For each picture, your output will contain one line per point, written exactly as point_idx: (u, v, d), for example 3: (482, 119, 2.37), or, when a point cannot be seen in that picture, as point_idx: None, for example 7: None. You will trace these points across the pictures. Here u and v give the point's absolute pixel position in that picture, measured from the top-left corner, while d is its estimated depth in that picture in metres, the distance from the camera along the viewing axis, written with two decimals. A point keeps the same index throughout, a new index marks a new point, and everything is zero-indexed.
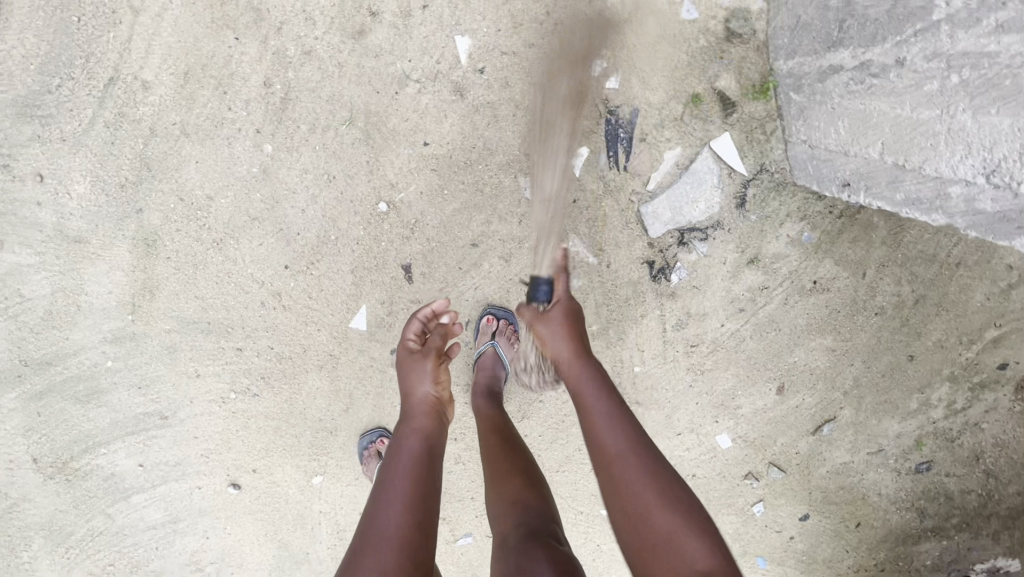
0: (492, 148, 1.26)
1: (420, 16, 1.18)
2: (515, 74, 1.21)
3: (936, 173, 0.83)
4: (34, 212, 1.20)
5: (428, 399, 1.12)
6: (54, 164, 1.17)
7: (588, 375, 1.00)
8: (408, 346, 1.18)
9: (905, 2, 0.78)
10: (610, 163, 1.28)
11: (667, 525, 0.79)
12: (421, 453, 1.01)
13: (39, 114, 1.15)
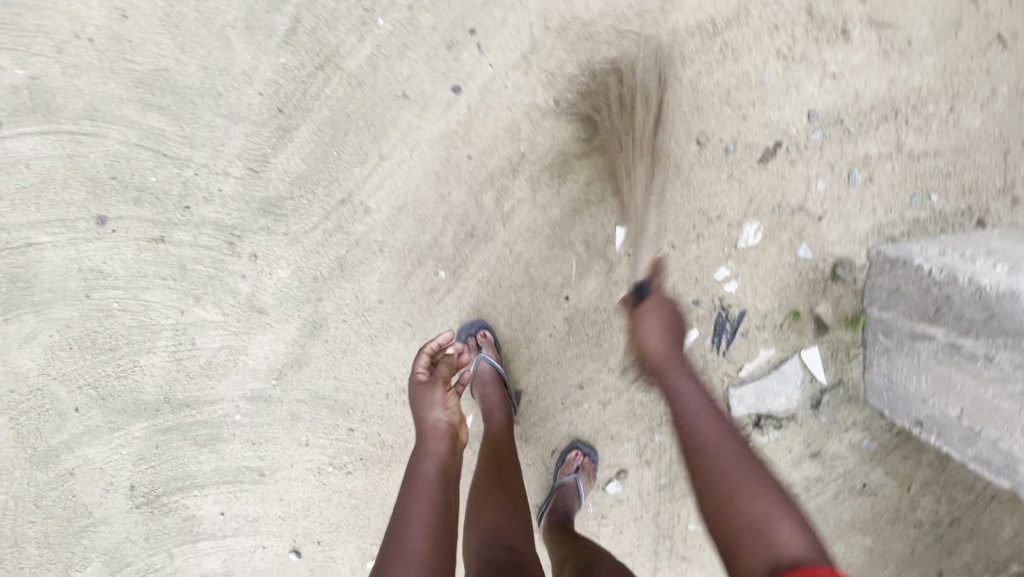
0: (620, 314, 1.49)
1: (595, 204, 1.40)
2: (655, 262, 1.44)
3: (1011, 451, 1.09)
4: (237, 282, 1.40)
5: (438, 425, 1.26)
6: (270, 250, 1.38)
7: (682, 370, 1.20)
8: (419, 376, 1.33)
9: (999, 321, 1.06)
10: (713, 347, 1.50)
11: (751, 495, 0.99)
12: (430, 482, 1.15)
13: (275, 212, 1.36)
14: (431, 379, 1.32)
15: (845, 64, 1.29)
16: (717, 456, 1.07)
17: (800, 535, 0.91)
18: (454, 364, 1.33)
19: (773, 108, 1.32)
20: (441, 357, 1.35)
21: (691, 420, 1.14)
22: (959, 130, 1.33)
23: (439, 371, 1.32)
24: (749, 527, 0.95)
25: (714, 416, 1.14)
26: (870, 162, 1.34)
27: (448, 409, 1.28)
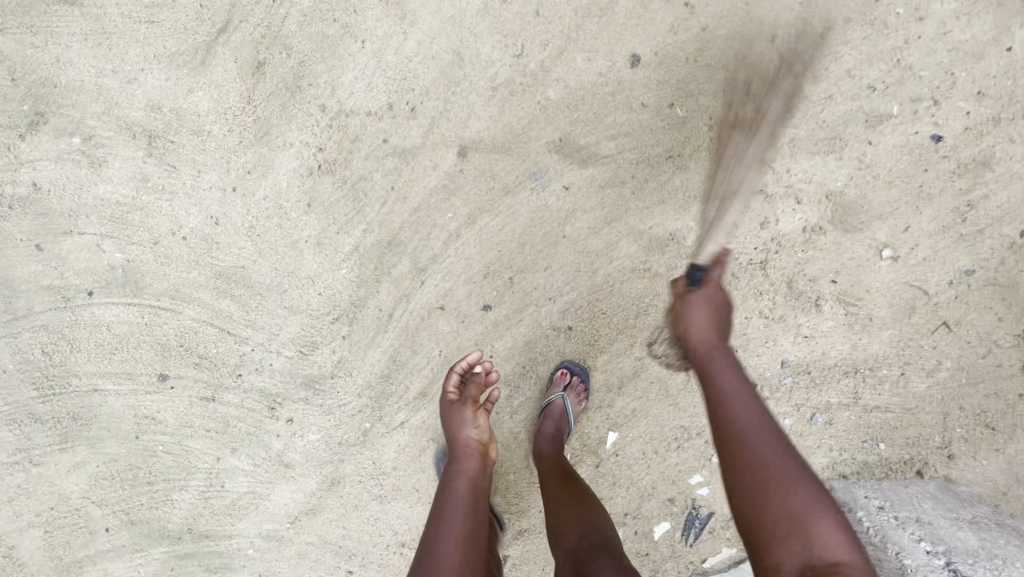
0: (604, 501, 1.64)
1: (591, 412, 1.60)
2: (639, 462, 1.62)
3: None
4: (271, 439, 1.58)
5: (470, 442, 1.28)
6: (305, 417, 1.57)
7: (726, 364, 1.06)
8: (450, 395, 1.36)
9: None
10: (682, 537, 1.64)
11: (784, 496, 0.84)
12: (461, 499, 1.18)
13: (316, 386, 1.55)
14: (461, 397, 1.34)
15: (815, 329, 1.53)
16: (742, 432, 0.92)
17: (844, 537, 0.79)
18: (484, 380, 1.35)
19: (753, 355, 1.55)
20: (471, 376, 1.37)
21: (722, 406, 0.97)
22: (907, 392, 1.56)
23: (468, 390, 1.35)
24: (788, 527, 0.81)
25: (743, 392, 0.98)
26: (830, 408, 1.57)
27: (480, 428, 1.30)
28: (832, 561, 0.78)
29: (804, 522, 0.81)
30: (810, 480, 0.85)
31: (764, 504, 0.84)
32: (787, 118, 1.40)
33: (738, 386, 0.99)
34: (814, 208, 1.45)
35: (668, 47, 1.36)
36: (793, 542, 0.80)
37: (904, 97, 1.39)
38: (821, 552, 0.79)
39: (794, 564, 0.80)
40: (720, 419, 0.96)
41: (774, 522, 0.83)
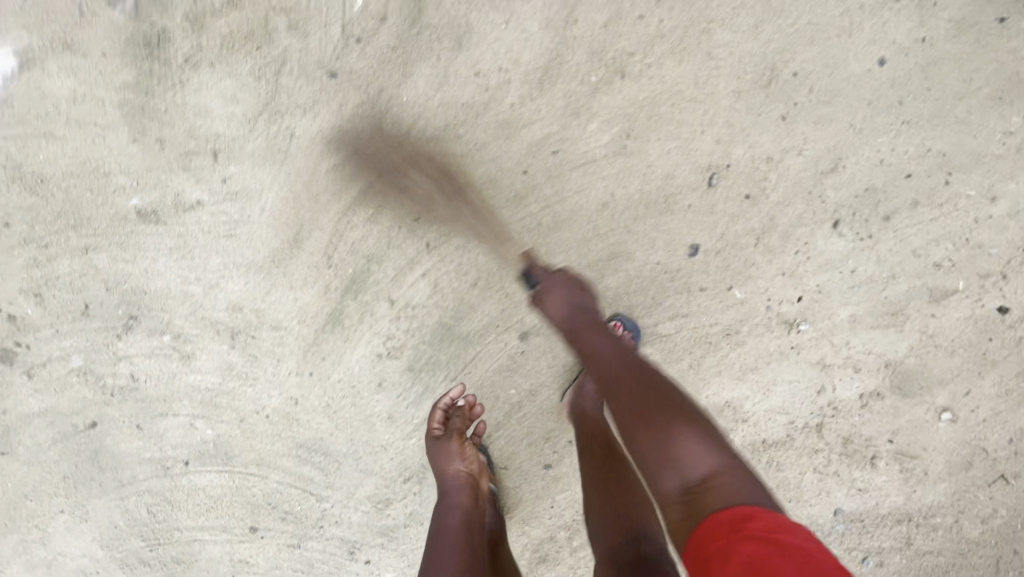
0: None
1: None
2: None
3: None
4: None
5: (459, 476, 1.35)
6: (382, 557, 1.65)
7: (596, 327, 1.17)
8: (434, 430, 1.41)
9: None
10: None
11: (667, 412, 0.93)
12: (456, 526, 1.23)
13: (392, 532, 1.64)
14: (446, 431, 1.40)
15: (870, 482, 1.57)
16: (619, 369, 1.06)
17: (706, 448, 0.88)
18: (468, 414, 1.42)
19: (809, 506, 1.58)
20: (455, 410, 1.42)
21: (594, 365, 1.10)
22: (960, 538, 1.60)
23: (454, 422, 1.40)
24: (659, 447, 0.89)
25: (608, 357, 1.11)
26: (884, 553, 1.62)
27: (466, 460, 1.37)
28: (704, 475, 0.86)
29: (689, 446, 0.89)
30: (657, 380, 1.01)
31: (635, 417, 0.95)
32: (847, 296, 1.41)
33: (626, 364, 1.07)
34: (872, 375, 1.48)
35: (728, 238, 1.37)
36: (665, 450, 0.89)
37: (971, 273, 1.39)
38: (695, 468, 0.87)
39: (677, 455, 0.88)
40: (602, 386, 1.06)
41: (657, 429, 0.91)
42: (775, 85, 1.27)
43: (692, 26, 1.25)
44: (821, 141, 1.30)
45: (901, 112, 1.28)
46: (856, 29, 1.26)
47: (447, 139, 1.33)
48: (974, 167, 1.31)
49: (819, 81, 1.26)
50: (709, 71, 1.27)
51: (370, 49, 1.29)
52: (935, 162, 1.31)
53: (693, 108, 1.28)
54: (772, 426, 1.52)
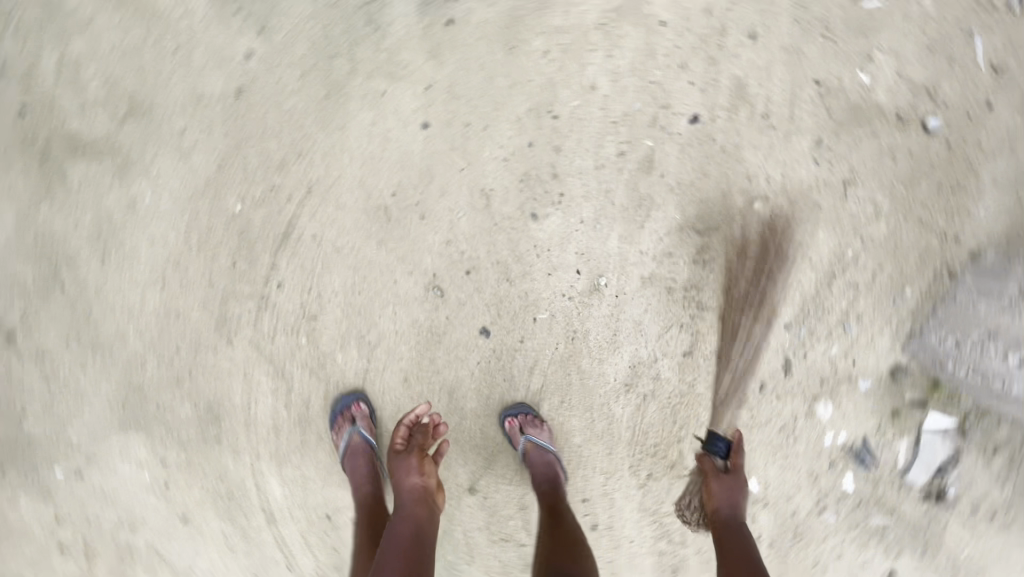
0: (796, 510, 1.85)
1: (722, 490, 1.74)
2: (785, 471, 1.81)
3: None
4: None
5: (418, 487, 1.36)
6: None
7: (739, 534, 1.45)
8: (398, 446, 1.43)
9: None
10: (865, 468, 1.84)
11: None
12: (406, 533, 1.23)
13: None
14: (409, 445, 1.43)
15: (778, 289, 1.65)
16: (740, 548, 1.41)
17: None
18: (431, 432, 1.44)
19: (764, 347, 1.68)
20: (418, 427, 1.46)
21: (723, 510, 1.52)
22: (881, 244, 1.63)
23: (416, 439, 1.44)
24: None
25: (733, 523, 1.48)
26: (849, 312, 1.68)
27: (425, 474, 1.39)
28: None
29: None
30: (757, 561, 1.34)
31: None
32: (603, 233, 1.53)
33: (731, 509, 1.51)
34: (683, 244, 1.57)
35: (491, 300, 1.51)
36: None
37: (646, 130, 1.50)
38: None
39: None
40: (718, 512, 1.52)
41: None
42: (395, 207, 1.42)
43: (306, 245, 1.40)
44: (459, 194, 1.44)
45: (476, 124, 1.42)
46: (390, 118, 1.38)
47: (277, 466, 1.49)
48: (558, 90, 1.45)
49: (410, 175, 1.41)
50: (351, 247, 1.42)
51: (177, 482, 1.47)
52: (534, 117, 1.44)
53: (373, 275, 1.45)
54: (676, 343, 1.63)
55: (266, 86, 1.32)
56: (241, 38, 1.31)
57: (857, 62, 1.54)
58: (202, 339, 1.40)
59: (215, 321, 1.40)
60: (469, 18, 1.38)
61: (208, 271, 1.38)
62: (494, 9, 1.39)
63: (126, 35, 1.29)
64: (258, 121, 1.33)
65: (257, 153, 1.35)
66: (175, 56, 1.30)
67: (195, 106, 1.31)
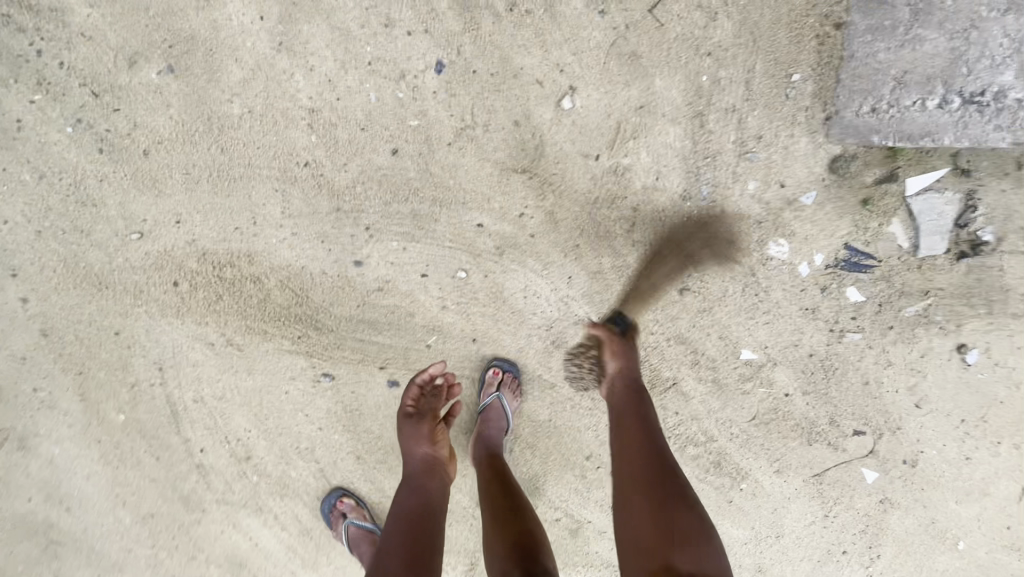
0: (814, 350, 1.65)
1: (713, 372, 1.63)
2: (778, 323, 1.60)
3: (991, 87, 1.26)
4: None
5: (427, 460, 1.33)
6: None
7: None
8: (409, 407, 1.38)
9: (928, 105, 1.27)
10: (866, 272, 1.57)
11: None
12: (416, 510, 1.20)
13: None
14: (419, 410, 1.38)
15: (651, 166, 1.39)
16: None
17: None
18: (445, 394, 1.41)
19: (673, 228, 1.45)
20: (430, 389, 1.40)
21: None
22: (733, 45, 1.31)
23: (428, 402, 1.40)
24: None
25: None
26: (743, 139, 1.38)
27: (434, 442, 1.35)
28: None
29: None
30: None
31: None
32: (435, 233, 1.38)
33: None
34: (518, 191, 1.38)
35: (379, 355, 1.47)
36: None
37: (399, 112, 1.29)
38: None
39: None
40: None
41: None
42: (238, 336, 1.40)
43: (197, 410, 1.45)
44: (280, 290, 1.38)
45: (244, 222, 1.32)
46: (171, 269, 1.33)
47: (313, 571, 1.61)
48: (289, 136, 1.28)
49: (225, 305, 1.38)
50: (230, 388, 1.45)
51: None
52: (289, 177, 1.30)
53: (266, 398, 1.47)
54: (580, 280, 1.48)
55: (58, 314, 1.33)
56: (9, 289, 1.31)
57: None
58: (183, 521, 1.55)
59: (182, 504, 1.53)
60: (159, 134, 1.24)
61: (146, 473, 1.49)
62: (170, 109, 1.22)
63: None
64: (78, 344, 1.36)
65: (101, 369, 1.39)
66: None
67: (26, 365, 1.37)
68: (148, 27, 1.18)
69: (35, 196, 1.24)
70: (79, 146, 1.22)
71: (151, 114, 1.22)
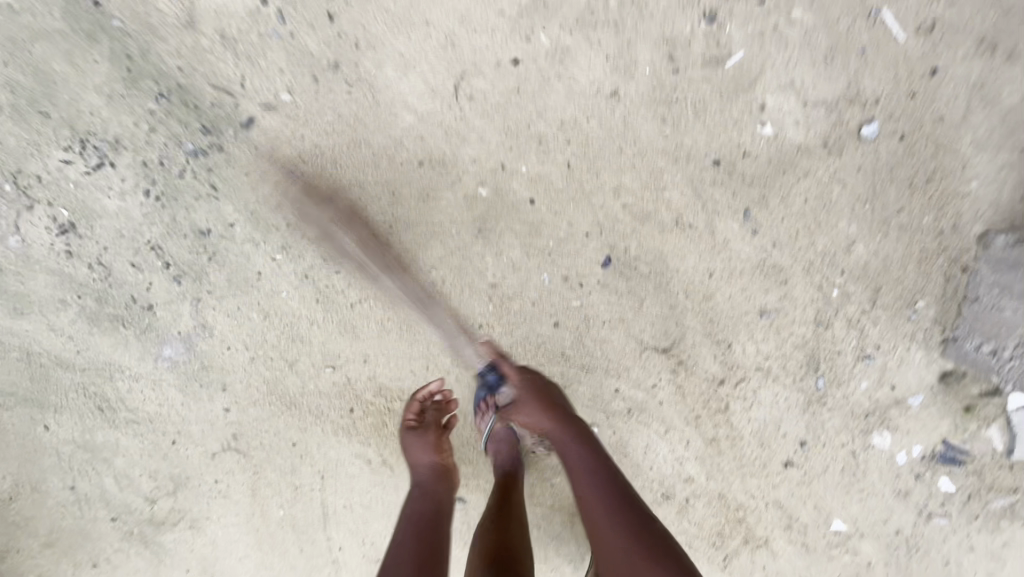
0: (903, 529, 1.74)
1: (802, 536, 1.75)
2: (870, 500, 1.72)
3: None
4: None
5: (433, 465, 1.44)
6: None
7: None
8: (409, 421, 1.47)
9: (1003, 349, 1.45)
10: (960, 466, 1.66)
11: None
12: (426, 509, 1.33)
13: None
14: (424, 423, 1.47)
15: (775, 357, 1.55)
16: None
17: None
18: (445, 407, 1.50)
19: (787, 409, 1.60)
20: (431, 404, 1.50)
21: None
22: (867, 270, 1.47)
23: (429, 415, 1.48)
24: None
25: None
26: (863, 345, 1.53)
27: (439, 451, 1.46)
28: None
29: None
30: None
31: None
32: (577, 391, 1.57)
33: None
34: (655, 365, 1.55)
35: None
36: None
37: (566, 293, 1.49)
38: None
39: None
40: None
41: None
42: (392, 457, 1.60)
43: (343, 513, 1.65)
44: None
45: (417, 367, 1.53)
46: (350, 398, 1.55)
47: None
48: (469, 302, 1.49)
49: (387, 432, 1.58)
50: (375, 499, 1.63)
51: None
52: (462, 335, 1.51)
53: None
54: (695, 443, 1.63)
55: (251, 423, 1.56)
56: (216, 400, 1.53)
57: (750, 118, 1.38)
58: None
59: None
60: (366, 292, 1.47)
61: (289, 561, 1.69)
62: (380, 274, 1.45)
63: (143, 438, 1.55)
64: (260, 448, 1.58)
65: (273, 471, 1.60)
66: (181, 436, 1.56)
67: (213, 461, 1.58)
68: (376, 210, 1.41)
69: (258, 331, 1.48)
70: (302, 296, 1.46)
71: (364, 277, 1.45)
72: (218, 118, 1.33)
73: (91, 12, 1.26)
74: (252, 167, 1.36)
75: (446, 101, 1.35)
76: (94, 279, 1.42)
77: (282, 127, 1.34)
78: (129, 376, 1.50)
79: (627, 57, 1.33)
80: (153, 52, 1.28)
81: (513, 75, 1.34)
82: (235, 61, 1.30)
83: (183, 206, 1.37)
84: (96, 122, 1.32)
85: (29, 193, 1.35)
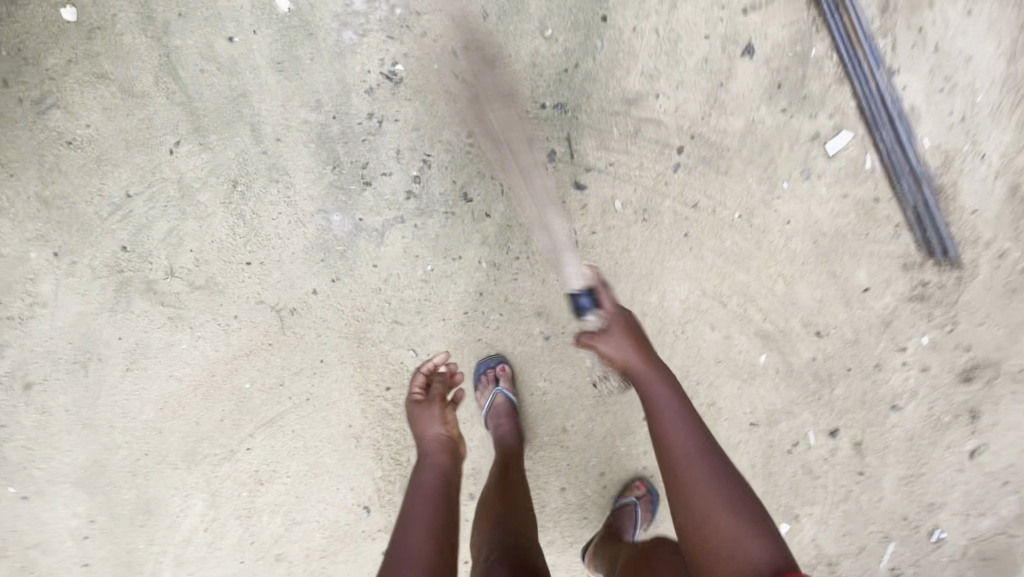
0: None
1: None
2: None
3: None
4: None
5: (439, 437, 1.34)
6: None
7: None
8: (417, 395, 1.40)
9: None
10: None
11: None
12: (435, 486, 1.23)
13: None
14: (428, 396, 1.39)
15: None
16: None
17: None
18: (451, 382, 1.43)
19: None
20: (437, 377, 1.44)
21: None
22: None
23: (434, 389, 1.41)
24: None
25: None
26: None
27: (446, 423, 1.36)
28: None
29: None
30: None
31: None
32: None
33: None
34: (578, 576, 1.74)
35: None
36: None
37: (592, 482, 1.69)
38: None
39: None
40: None
41: None
42: (366, 440, 1.65)
43: (282, 431, 1.63)
44: None
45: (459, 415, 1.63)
46: (396, 382, 1.59)
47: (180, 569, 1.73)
48: (539, 420, 1.65)
49: (386, 425, 1.64)
50: (317, 449, 1.65)
51: (95, 544, 1.69)
52: None
53: (322, 476, 1.67)
54: None
55: (314, 317, 1.54)
56: (317, 279, 1.51)
57: (785, 514, 1.72)
58: (171, 458, 1.65)
59: (186, 449, 1.64)
60: (498, 343, 1.57)
61: (201, 416, 1.62)
62: (519, 346, 1.58)
63: (232, 235, 1.47)
64: (296, 336, 1.55)
65: (281, 357, 1.57)
66: (258, 267, 1.49)
67: (254, 306, 1.53)
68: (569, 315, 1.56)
69: (406, 280, 1.51)
70: (461, 298, 1.53)
71: (508, 334, 1.57)
72: (569, 161, 1.44)
73: (594, 21, 1.37)
74: (546, 207, 1.47)
75: (682, 317, 1.57)
76: (361, 124, 1.40)
77: (592, 213, 1.48)
78: (286, 196, 1.44)
79: (780, 417, 1.66)
80: (591, 88, 1.41)
81: (727, 351, 1.60)
82: (621, 152, 1.45)
83: (477, 168, 1.44)
84: (507, 67, 1.39)
85: (406, 33, 1.36)
